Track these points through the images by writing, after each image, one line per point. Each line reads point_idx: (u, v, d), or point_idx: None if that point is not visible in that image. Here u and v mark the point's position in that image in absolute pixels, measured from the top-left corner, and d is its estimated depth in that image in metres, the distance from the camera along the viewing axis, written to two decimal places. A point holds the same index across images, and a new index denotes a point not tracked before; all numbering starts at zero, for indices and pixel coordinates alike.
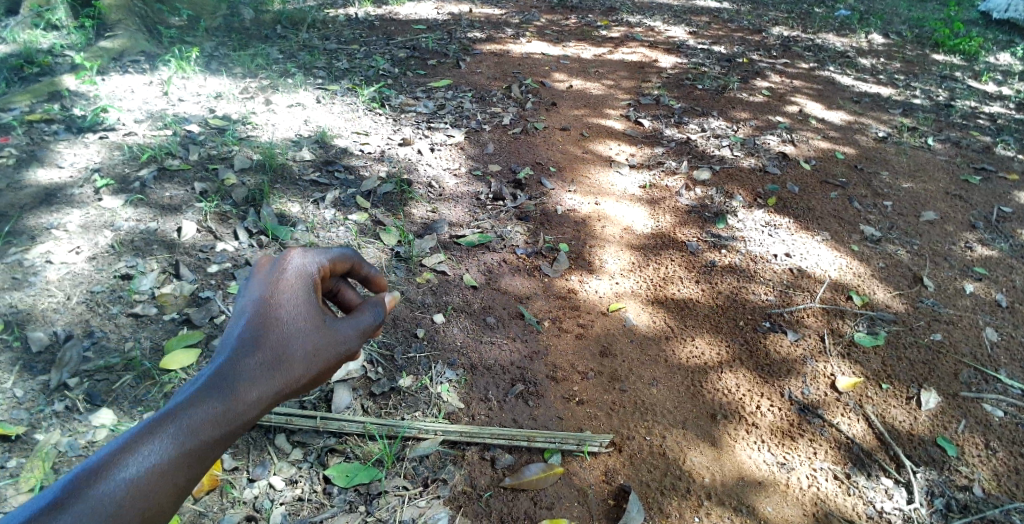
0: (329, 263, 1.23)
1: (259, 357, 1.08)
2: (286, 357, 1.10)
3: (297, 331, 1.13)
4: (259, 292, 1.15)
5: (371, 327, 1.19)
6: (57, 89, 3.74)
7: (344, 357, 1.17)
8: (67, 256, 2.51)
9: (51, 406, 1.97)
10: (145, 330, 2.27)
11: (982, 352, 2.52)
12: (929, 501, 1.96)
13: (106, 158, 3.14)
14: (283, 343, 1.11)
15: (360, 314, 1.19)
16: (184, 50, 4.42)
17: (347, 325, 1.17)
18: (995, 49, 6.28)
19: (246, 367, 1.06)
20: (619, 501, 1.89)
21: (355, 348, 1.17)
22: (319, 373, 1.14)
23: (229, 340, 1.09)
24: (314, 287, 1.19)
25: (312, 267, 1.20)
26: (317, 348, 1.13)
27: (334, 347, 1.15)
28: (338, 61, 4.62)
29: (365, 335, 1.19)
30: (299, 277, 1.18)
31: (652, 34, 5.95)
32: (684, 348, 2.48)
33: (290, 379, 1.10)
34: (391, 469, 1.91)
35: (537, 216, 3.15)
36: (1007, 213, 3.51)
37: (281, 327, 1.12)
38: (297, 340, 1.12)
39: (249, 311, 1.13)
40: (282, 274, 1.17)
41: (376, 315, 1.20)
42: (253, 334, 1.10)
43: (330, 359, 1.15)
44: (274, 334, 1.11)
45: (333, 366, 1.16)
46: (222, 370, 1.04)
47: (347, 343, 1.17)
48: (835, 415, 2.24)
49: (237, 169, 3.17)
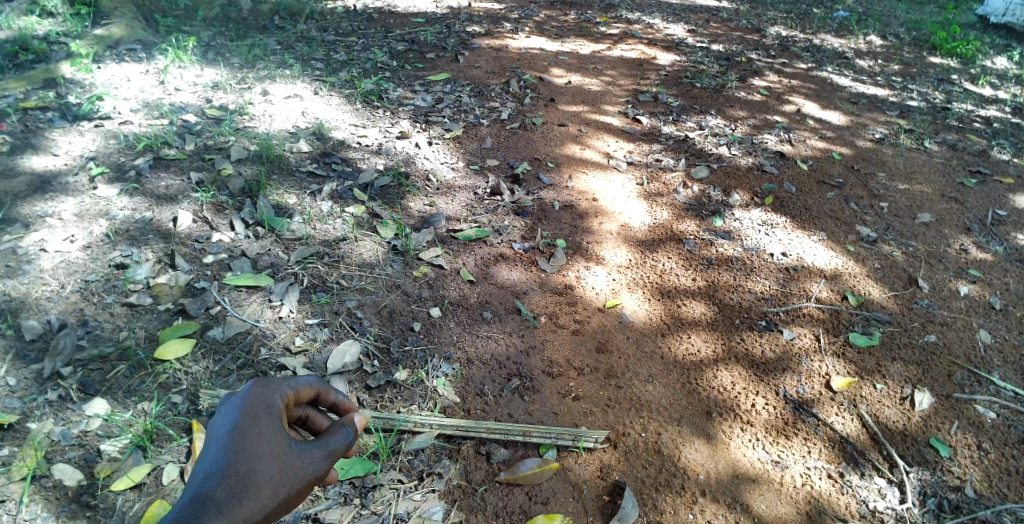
0: (293, 395, 1.40)
1: (229, 487, 1.18)
2: (255, 483, 1.21)
3: (265, 458, 1.25)
4: (234, 420, 1.27)
5: (338, 448, 1.35)
6: (53, 77, 3.70)
7: (307, 482, 1.30)
8: (62, 244, 2.48)
9: (44, 395, 1.96)
10: (140, 320, 2.26)
11: (975, 354, 2.53)
12: (922, 501, 1.98)
13: (101, 146, 3.10)
14: (252, 469, 1.22)
15: (327, 437, 1.35)
16: (182, 39, 4.38)
17: (315, 448, 1.32)
18: (992, 53, 6.30)
19: (216, 496, 1.15)
20: (614, 497, 1.90)
21: (321, 470, 1.32)
22: (284, 498, 1.25)
23: (198, 471, 1.18)
24: (280, 417, 1.34)
25: (278, 399, 1.35)
26: (287, 474, 1.27)
27: (299, 471, 1.29)
28: (336, 53, 4.59)
29: (332, 457, 1.34)
30: (268, 408, 1.32)
31: (651, 32, 5.94)
32: (680, 345, 2.48)
33: (257, 506, 1.20)
34: (387, 462, 1.91)
35: (535, 212, 3.15)
36: (1002, 216, 3.52)
37: (251, 455, 1.24)
38: (265, 466, 1.24)
39: (220, 442, 1.24)
40: (253, 403, 1.30)
41: (344, 437, 1.36)
42: (230, 459, 1.21)
43: (295, 483, 1.28)
44: (245, 462, 1.22)
45: (297, 490, 1.28)
46: (203, 494, 1.14)
47: (313, 465, 1.31)
48: (830, 414, 2.25)
49: (234, 160, 3.14)
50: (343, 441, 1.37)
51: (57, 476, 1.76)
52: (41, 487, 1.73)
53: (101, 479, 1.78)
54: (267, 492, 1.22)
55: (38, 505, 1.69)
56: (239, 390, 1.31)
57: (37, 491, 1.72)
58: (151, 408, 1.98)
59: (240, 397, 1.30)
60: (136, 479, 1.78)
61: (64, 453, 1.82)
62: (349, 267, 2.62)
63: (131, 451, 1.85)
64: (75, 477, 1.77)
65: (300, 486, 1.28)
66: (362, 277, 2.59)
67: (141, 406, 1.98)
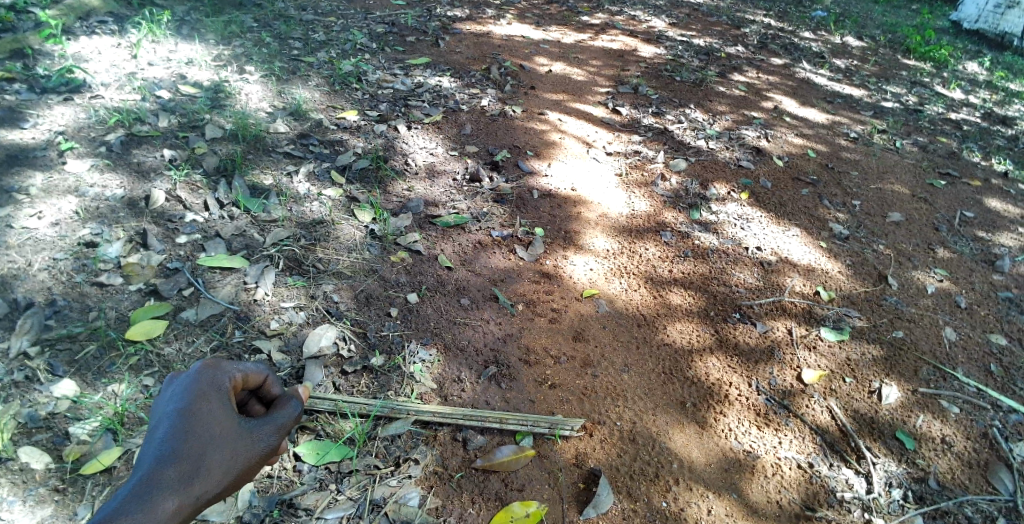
0: (241, 378, 1.42)
1: (181, 468, 1.20)
2: (207, 462, 1.24)
3: (215, 438, 1.28)
4: (179, 404, 1.28)
5: (287, 423, 1.42)
6: (18, 46, 3.54)
7: (259, 458, 1.35)
8: (28, 221, 2.39)
9: (10, 375, 1.90)
10: (111, 300, 2.19)
11: (941, 350, 2.62)
12: (887, 491, 2.04)
13: (70, 120, 2.99)
14: (203, 448, 1.25)
15: (276, 414, 1.42)
16: (155, 12, 4.22)
17: (264, 424, 1.38)
18: (964, 58, 6.44)
19: (167, 476, 1.17)
20: (589, 485, 1.92)
21: (272, 445, 1.38)
22: (237, 473, 1.29)
23: (147, 454, 1.19)
24: (229, 398, 1.36)
25: (227, 380, 1.37)
26: (235, 453, 1.30)
27: (250, 448, 1.33)
28: (315, 32, 4.49)
29: (281, 431, 1.41)
30: (215, 390, 1.34)
31: (634, 23, 5.94)
32: (657, 336, 2.51)
33: (210, 483, 1.23)
34: (363, 448, 1.90)
35: (514, 200, 3.14)
36: (969, 217, 3.63)
37: (200, 436, 1.26)
38: (216, 446, 1.27)
39: (167, 425, 1.25)
40: (200, 385, 1.32)
41: (292, 412, 1.44)
42: (175, 442, 1.22)
43: (247, 460, 1.32)
44: (195, 441, 1.25)
45: (249, 466, 1.32)
46: (149, 476, 1.15)
47: (264, 442, 1.37)
48: (801, 406, 2.30)
49: (209, 138, 3.06)
50: (291, 417, 1.44)
51: (23, 458, 1.71)
52: (6, 470, 1.68)
53: (70, 462, 1.74)
54: (219, 470, 1.26)
55: (3, 488, 1.64)
56: (186, 374, 1.33)
57: (3, 474, 1.67)
58: (122, 390, 1.93)
59: (187, 381, 1.32)
60: (107, 463, 1.74)
61: (30, 436, 1.77)
62: (325, 250, 2.59)
63: (101, 434, 1.81)
64: (43, 460, 1.73)
65: (252, 461, 1.33)
66: (339, 260, 2.56)
67: (112, 388, 1.93)
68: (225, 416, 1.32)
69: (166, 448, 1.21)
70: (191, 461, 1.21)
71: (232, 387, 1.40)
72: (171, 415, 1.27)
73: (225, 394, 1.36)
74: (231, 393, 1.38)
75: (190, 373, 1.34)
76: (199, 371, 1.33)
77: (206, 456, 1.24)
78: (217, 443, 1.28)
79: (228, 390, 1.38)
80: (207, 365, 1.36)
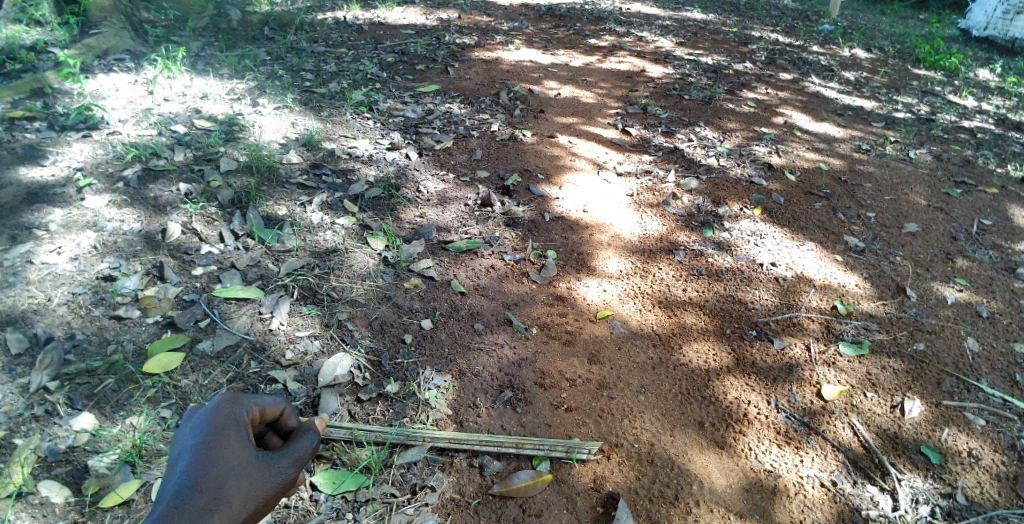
0: (259, 409, 1.42)
1: (199, 503, 1.21)
2: (226, 495, 1.25)
3: (234, 471, 1.28)
4: (198, 438, 1.29)
5: (304, 455, 1.41)
6: (40, 87, 3.67)
7: (277, 490, 1.35)
8: (49, 256, 2.45)
9: (30, 410, 1.93)
10: (129, 332, 2.23)
11: (964, 361, 2.56)
12: (914, 508, 1.99)
13: (89, 157, 3.08)
14: (222, 482, 1.25)
15: (293, 446, 1.41)
16: (171, 50, 4.35)
17: (282, 457, 1.38)
18: (975, 66, 6.41)
19: (185, 510, 1.18)
20: (607, 508, 1.89)
21: (289, 477, 1.37)
22: (255, 507, 1.29)
23: (166, 488, 1.21)
24: (247, 430, 1.37)
25: (245, 412, 1.38)
26: (252, 486, 1.30)
27: (268, 481, 1.33)
28: (326, 64, 4.59)
29: (299, 463, 1.40)
30: (233, 422, 1.35)
31: (640, 44, 6.01)
32: (672, 356, 2.48)
33: (228, 517, 1.23)
34: (379, 476, 1.90)
35: (526, 223, 3.16)
36: (987, 225, 3.57)
37: (218, 469, 1.27)
38: (234, 479, 1.28)
39: (187, 459, 1.26)
40: (218, 417, 1.33)
41: (309, 443, 1.43)
42: (194, 476, 1.24)
43: (264, 493, 1.32)
44: (213, 475, 1.25)
45: (267, 499, 1.32)
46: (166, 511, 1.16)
47: (282, 474, 1.36)
48: (822, 423, 2.25)
49: (224, 171, 3.13)
50: (309, 449, 1.43)
51: (43, 493, 1.73)
52: (26, 504, 1.70)
53: (89, 496, 1.75)
54: (237, 504, 1.26)
55: (24, 522, 1.66)
56: (205, 406, 1.35)
57: (24, 508, 1.69)
58: (139, 423, 1.95)
59: (206, 413, 1.33)
60: (124, 495, 1.75)
61: (50, 469, 1.79)
62: (339, 278, 2.61)
63: (119, 467, 1.82)
64: (62, 493, 1.74)
65: (269, 495, 1.32)
66: (353, 288, 2.58)
67: (130, 421, 1.95)
68: (243, 448, 1.33)
69: (184, 482, 1.23)
70: (208, 496, 1.22)
71: (251, 419, 1.40)
72: (190, 449, 1.28)
73: (243, 426, 1.36)
74: (249, 424, 1.38)
75: (210, 406, 1.35)
76: (217, 404, 1.34)
77: (223, 490, 1.25)
78: (235, 476, 1.28)
79: (246, 421, 1.38)
80: (226, 397, 1.38)
